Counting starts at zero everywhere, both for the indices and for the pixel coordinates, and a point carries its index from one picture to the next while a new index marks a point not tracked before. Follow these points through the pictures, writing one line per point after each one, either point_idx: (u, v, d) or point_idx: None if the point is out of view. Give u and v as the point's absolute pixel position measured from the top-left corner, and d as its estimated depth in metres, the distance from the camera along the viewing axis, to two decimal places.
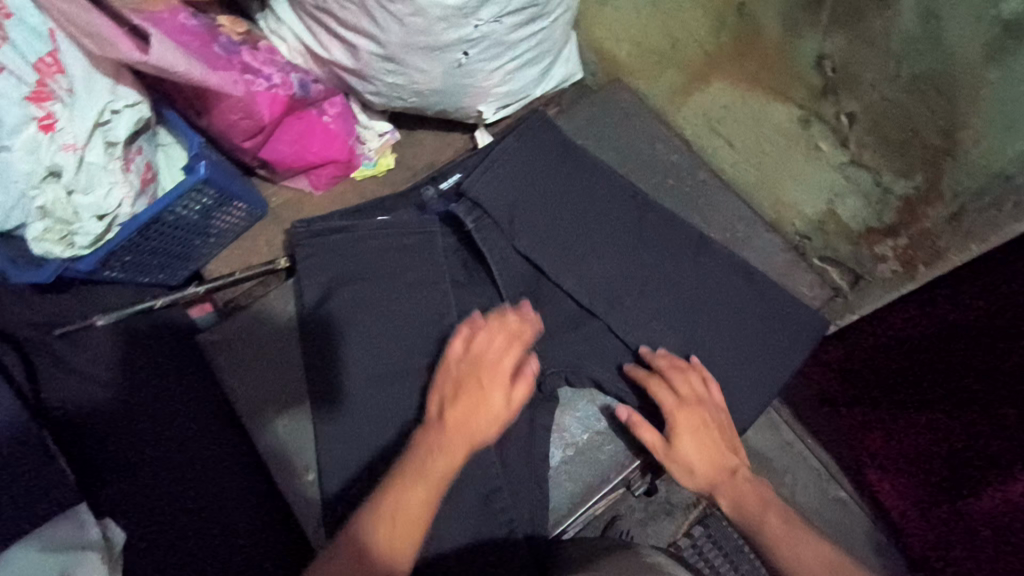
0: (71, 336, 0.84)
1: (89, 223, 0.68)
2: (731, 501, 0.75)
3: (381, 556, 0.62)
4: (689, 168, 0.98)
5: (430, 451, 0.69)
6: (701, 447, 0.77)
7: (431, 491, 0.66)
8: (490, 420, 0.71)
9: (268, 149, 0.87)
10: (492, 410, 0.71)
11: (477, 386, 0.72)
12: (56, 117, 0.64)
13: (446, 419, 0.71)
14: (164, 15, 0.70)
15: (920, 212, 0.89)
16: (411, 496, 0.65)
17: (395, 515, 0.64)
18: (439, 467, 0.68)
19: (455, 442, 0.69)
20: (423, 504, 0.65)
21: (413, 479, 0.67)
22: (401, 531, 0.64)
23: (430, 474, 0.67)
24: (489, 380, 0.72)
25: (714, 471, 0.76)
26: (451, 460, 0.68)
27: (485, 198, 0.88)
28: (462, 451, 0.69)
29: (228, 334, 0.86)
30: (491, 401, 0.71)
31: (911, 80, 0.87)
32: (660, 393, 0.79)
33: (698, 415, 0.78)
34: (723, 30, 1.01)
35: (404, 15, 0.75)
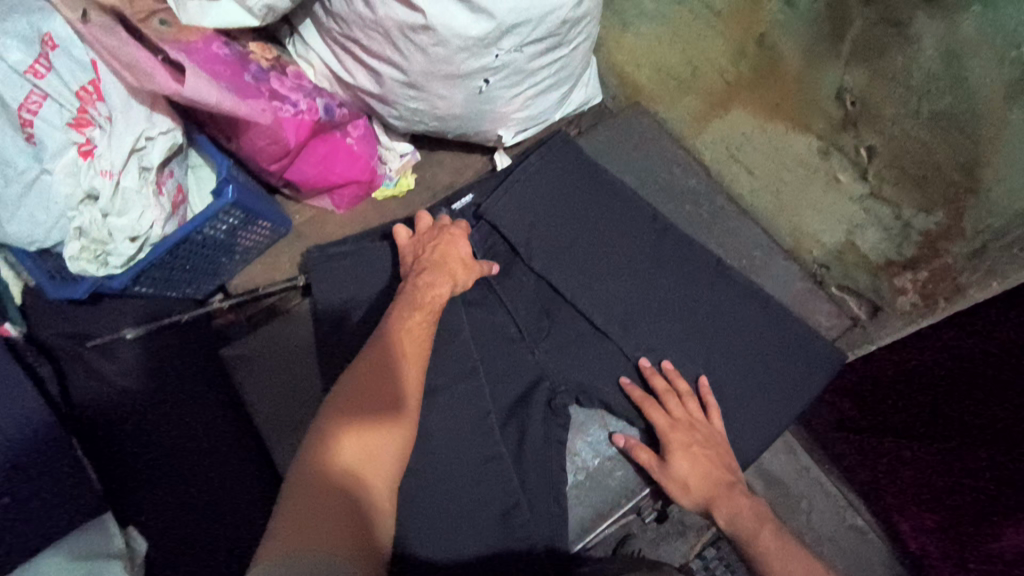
0: (103, 347, 0.86)
1: (123, 244, 0.71)
2: (725, 514, 0.75)
3: (397, 368, 0.67)
4: (706, 194, 0.97)
5: (415, 293, 0.76)
6: (694, 463, 0.78)
7: (425, 318, 0.74)
8: (465, 262, 0.83)
9: (293, 171, 0.89)
10: (465, 255, 0.83)
11: (449, 238, 0.83)
12: (95, 143, 0.68)
13: (427, 268, 0.79)
14: (199, 44, 0.72)
15: (942, 247, 0.92)
16: (409, 323, 0.72)
17: (401, 337, 0.71)
18: (428, 299, 0.76)
19: (441, 280, 0.79)
20: (421, 325, 0.73)
21: (406, 312, 0.74)
22: (409, 347, 0.70)
23: (422, 303, 0.75)
24: (454, 236, 0.83)
25: (712, 486, 0.77)
26: (436, 291, 0.77)
27: (502, 221, 0.90)
28: (448, 283, 0.79)
29: (251, 348, 0.89)
30: (463, 248, 0.83)
31: (932, 117, 0.94)
32: (654, 413, 0.81)
33: (693, 434, 0.80)
34: (744, 59, 1.01)
35: (427, 45, 0.77)
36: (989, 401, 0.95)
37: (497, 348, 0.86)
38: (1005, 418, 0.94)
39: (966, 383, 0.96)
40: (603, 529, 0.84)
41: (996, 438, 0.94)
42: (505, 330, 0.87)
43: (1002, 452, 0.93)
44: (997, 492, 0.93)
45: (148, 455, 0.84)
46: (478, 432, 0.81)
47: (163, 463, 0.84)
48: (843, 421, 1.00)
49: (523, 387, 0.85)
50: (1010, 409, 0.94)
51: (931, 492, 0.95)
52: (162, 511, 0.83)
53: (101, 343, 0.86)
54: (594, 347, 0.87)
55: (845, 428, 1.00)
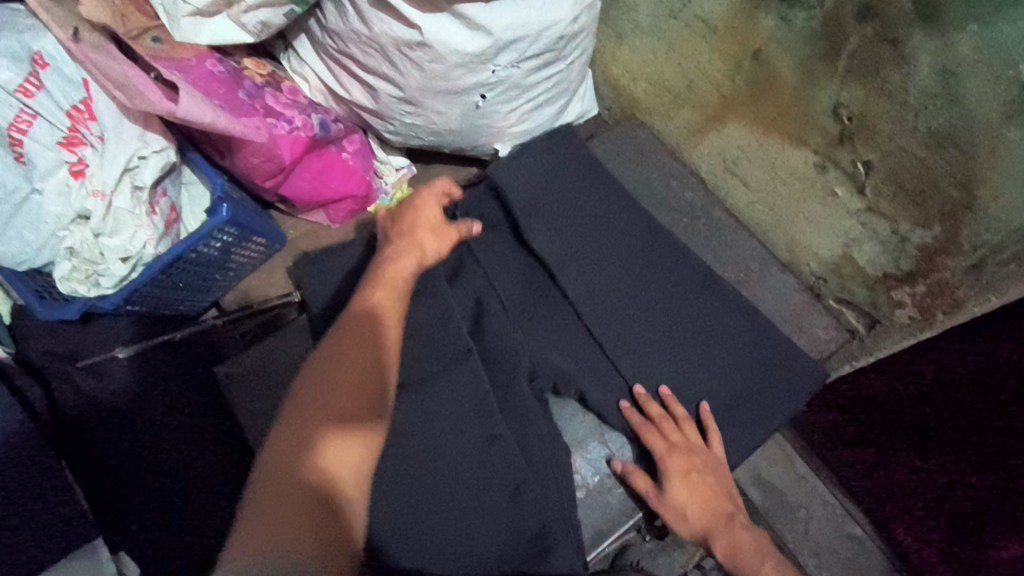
0: (94, 366, 0.87)
1: (114, 265, 0.70)
2: (724, 547, 0.77)
3: (361, 350, 0.64)
4: (702, 208, 0.99)
5: (381, 270, 0.73)
6: (692, 492, 0.78)
7: (395, 295, 0.71)
8: (433, 222, 0.78)
9: (288, 186, 0.88)
10: (433, 216, 0.79)
11: (419, 206, 0.79)
12: (87, 163, 0.66)
13: (393, 243, 0.76)
14: (192, 61, 0.72)
15: (940, 261, 0.86)
16: (376, 301, 0.70)
17: (371, 316, 0.68)
18: (397, 275, 0.73)
19: (413, 253, 0.75)
20: (391, 304, 0.70)
21: (373, 290, 0.71)
22: (378, 327, 0.67)
23: (391, 282, 0.72)
24: (423, 203, 0.79)
25: (711, 517, 0.78)
26: (398, 265, 0.74)
27: (511, 189, 0.92)
28: (414, 255, 0.75)
29: (245, 366, 0.86)
30: (430, 212, 0.79)
31: (929, 134, 0.83)
32: (652, 439, 0.81)
33: (692, 459, 0.80)
34: (738, 75, 0.96)
35: (424, 61, 0.77)
36: (983, 413, 0.96)
37: (496, 358, 0.84)
38: (999, 430, 0.95)
39: (960, 397, 0.97)
40: (605, 546, 0.83)
41: (992, 450, 0.95)
42: (505, 341, 0.85)
43: (998, 462, 0.94)
44: (992, 502, 0.94)
45: (136, 475, 0.84)
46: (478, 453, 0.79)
47: (152, 483, 0.85)
48: (842, 435, 0.98)
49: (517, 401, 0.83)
50: (995, 410, 0.96)
51: (929, 503, 0.95)
52: (153, 531, 0.83)
53: (91, 364, 0.86)
54: (588, 359, 0.87)
55: (842, 440, 0.98)
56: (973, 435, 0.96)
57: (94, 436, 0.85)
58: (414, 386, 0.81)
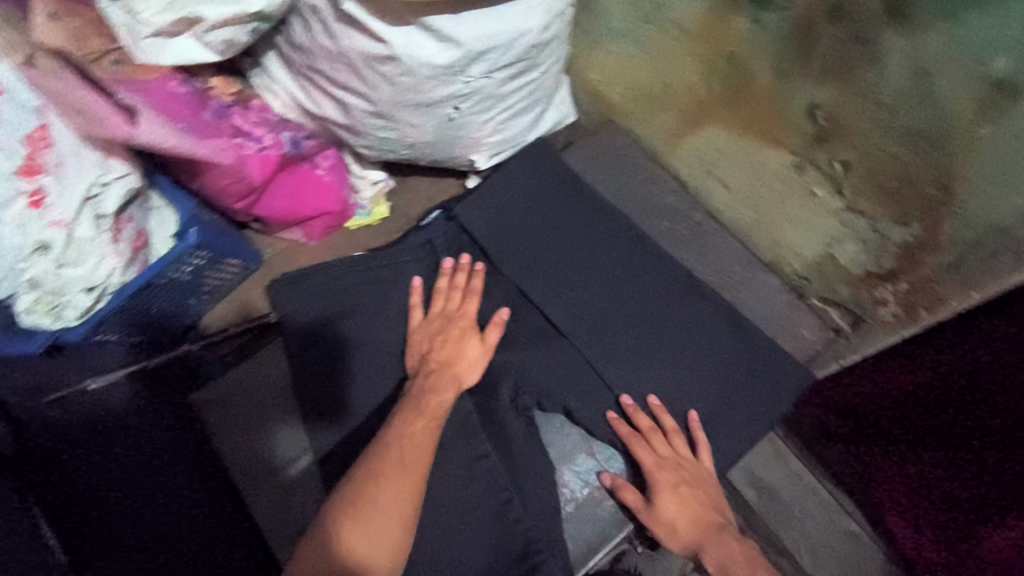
0: (61, 402, 0.80)
1: (79, 296, 0.67)
2: (716, 558, 0.78)
3: (395, 471, 0.72)
4: (685, 210, 0.99)
5: (422, 398, 0.80)
6: (680, 506, 0.79)
7: (429, 425, 0.78)
8: (472, 361, 0.84)
9: (262, 207, 0.87)
10: (472, 354, 0.85)
11: (458, 332, 0.86)
12: (45, 193, 0.62)
13: (434, 370, 0.83)
14: (155, 83, 0.70)
15: (920, 259, 0.83)
16: (412, 429, 0.76)
17: (406, 444, 0.75)
18: (433, 408, 0.79)
19: (450, 384, 0.82)
20: (426, 428, 0.77)
21: (411, 418, 0.77)
22: (409, 454, 0.74)
23: (430, 407, 0.79)
24: (463, 329, 0.86)
25: (699, 529, 0.79)
26: (441, 398, 0.80)
27: (474, 222, 0.94)
28: (452, 388, 0.82)
29: (223, 392, 0.85)
30: (470, 341, 0.85)
31: (907, 133, 0.78)
32: (640, 453, 0.82)
33: (680, 473, 0.81)
34: (714, 76, 0.94)
35: (394, 75, 0.76)
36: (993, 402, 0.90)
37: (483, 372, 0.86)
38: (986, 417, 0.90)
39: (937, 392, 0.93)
40: (597, 561, 0.82)
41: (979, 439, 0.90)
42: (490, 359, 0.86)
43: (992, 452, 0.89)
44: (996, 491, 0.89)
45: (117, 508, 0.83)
46: (465, 468, 0.80)
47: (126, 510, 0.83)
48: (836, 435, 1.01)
49: (500, 416, 0.83)
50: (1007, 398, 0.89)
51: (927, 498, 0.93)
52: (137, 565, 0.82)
53: (59, 398, 0.80)
54: (571, 371, 0.87)
55: (832, 437, 1.01)
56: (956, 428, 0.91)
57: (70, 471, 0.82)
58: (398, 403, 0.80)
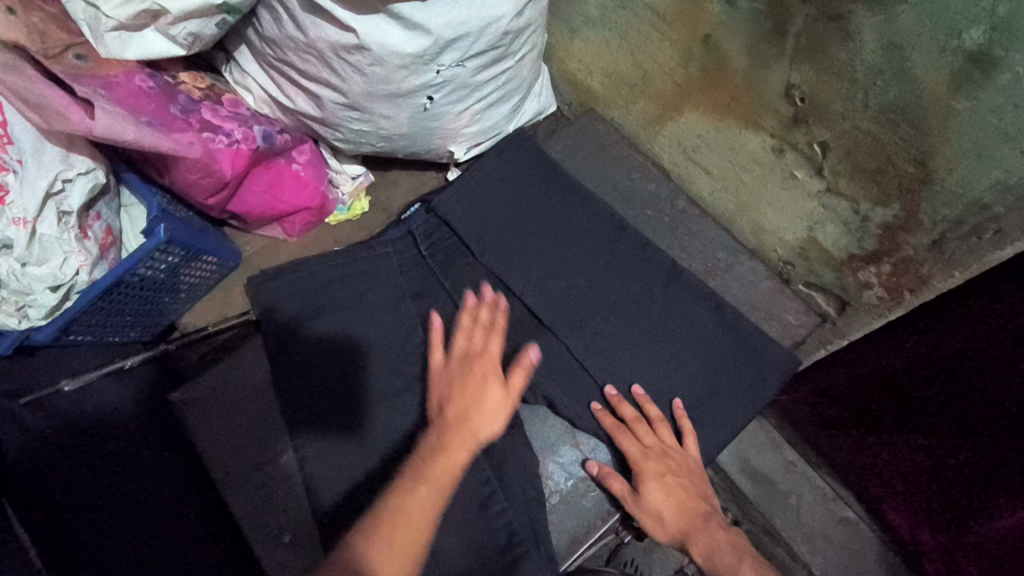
0: (39, 402, 0.75)
1: (44, 294, 0.66)
2: (702, 550, 0.76)
3: (384, 558, 0.65)
4: (667, 198, 1.01)
5: (431, 461, 0.71)
6: (667, 494, 0.78)
7: (437, 495, 0.70)
8: (493, 412, 0.74)
9: (236, 203, 0.86)
10: (495, 401, 0.75)
11: (479, 378, 0.76)
12: (7, 189, 0.62)
13: (450, 426, 0.74)
14: (120, 78, 0.69)
15: (901, 239, 0.81)
16: (414, 504, 0.69)
17: (410, 519, 0.68)
18: (444, 473, 0.71)
19: (466, 443, 0.73)
20: (427, 503, 0.69)
21: (416, 486, 0.70)
22: (404, 534, 0.67)
23: (436, 474, 0.71)
24: (486, 374, 0.76)
25: (685, 518, 0.78)
26: (452, 460, 0.72)
27: (451, 214, 0.92)
28: (468, 449, 0.73)
29: (200, 391, 0.85)
30: (493, 389, 0.75)
31: (879, 111, 0.75)
32: (625, 442, 0.81)
33: (666, 462, 0.79)
34: (691, 61, 0.91)
35: (364, 65, 0.74)
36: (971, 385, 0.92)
37: None
38: (994, 396, 0.91)
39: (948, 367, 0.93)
40: (579, 553, 0.82)
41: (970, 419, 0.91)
42: None
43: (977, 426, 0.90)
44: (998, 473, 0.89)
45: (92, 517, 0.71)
46: None
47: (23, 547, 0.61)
48: (825, 420, 0.99)
49: None
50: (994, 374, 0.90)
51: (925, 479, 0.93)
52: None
53: (36, 399, 0.75)
54: (554, 362, 0.86)
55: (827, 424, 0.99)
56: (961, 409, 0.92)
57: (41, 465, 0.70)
58: (388, 398, 0.84)
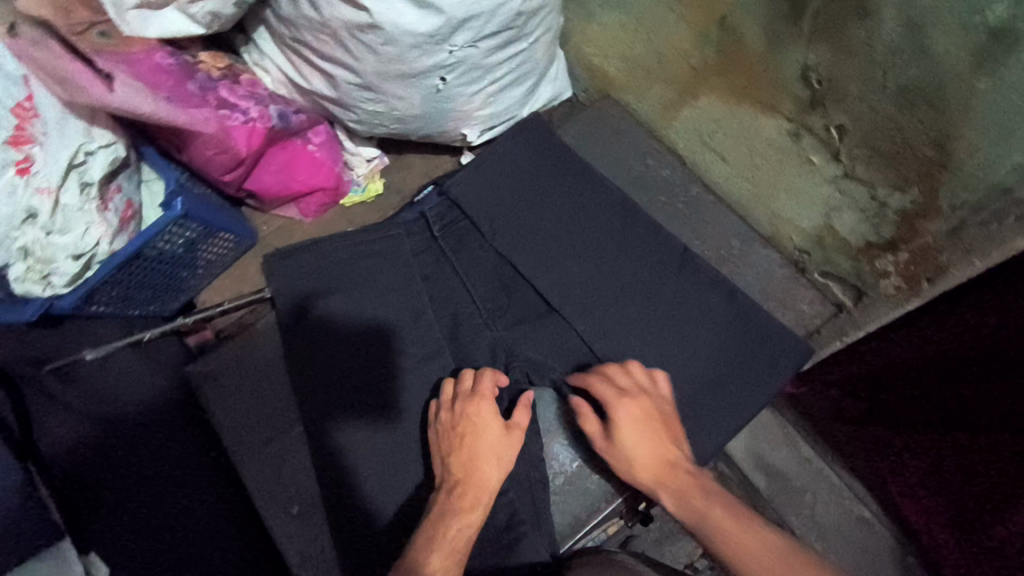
0: (63, 370, 0.81)
1: (67, 263, 0.69)
2: (673, 495, 0.73)
3: None
4: (681, 185, 0.97)
5: (441, 526, 0.70)
6: (639, 438, 0.75)
7: (454, 559, 0.68)
8: (498, 454, 0.76)
9: (253, 180, 0.88)
10: (495, 445, 0.76)
11: (474, 424, 0.76)
12: (33, 160, 0.63)
13: (460, 485, 0.73)
14: (140, 55, 0.71)
15: (919, 227, 0.82)
16: (431, 568, 0.66)
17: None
18: (459, 538, 0.70)
19: (478, 501, 0.73)
20: (445, 567, 0.67)
21: (428, 556, 0.67)
22: None
23: (450, 536, 0.69)
24: (484, 417, 0.77)
25: (657, 464, 0.74)
26: (466, 520, 0.71)
27: (463, 198, 0.93)
28: (480, 505, 0.73)
29: (215, 364, 0.87)
30: (493, 432, 0.77)
31: (900, 91, 0.77)
32: (601, 386, 0.79)
33: (641, 406, 0.77)
34: (707, 44, 0.95)
35: (377, 44, 0.75)
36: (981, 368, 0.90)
37: (471, 351, 0.87)
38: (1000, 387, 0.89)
39: (963, 364, 0.90)
40: (584, 533, 0.82)
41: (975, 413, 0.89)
42: (479, 337, 0.87)
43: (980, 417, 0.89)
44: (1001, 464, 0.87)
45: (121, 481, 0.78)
46: None
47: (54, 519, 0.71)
48: (842, 416, 0.97)
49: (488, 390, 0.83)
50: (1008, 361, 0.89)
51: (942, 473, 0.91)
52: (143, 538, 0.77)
53: (61, 366, 0.81)
54: (560, 345, 0.87)
55: (845, 420, 0.97)
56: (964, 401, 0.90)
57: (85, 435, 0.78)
58: (395, 377, 0.85)
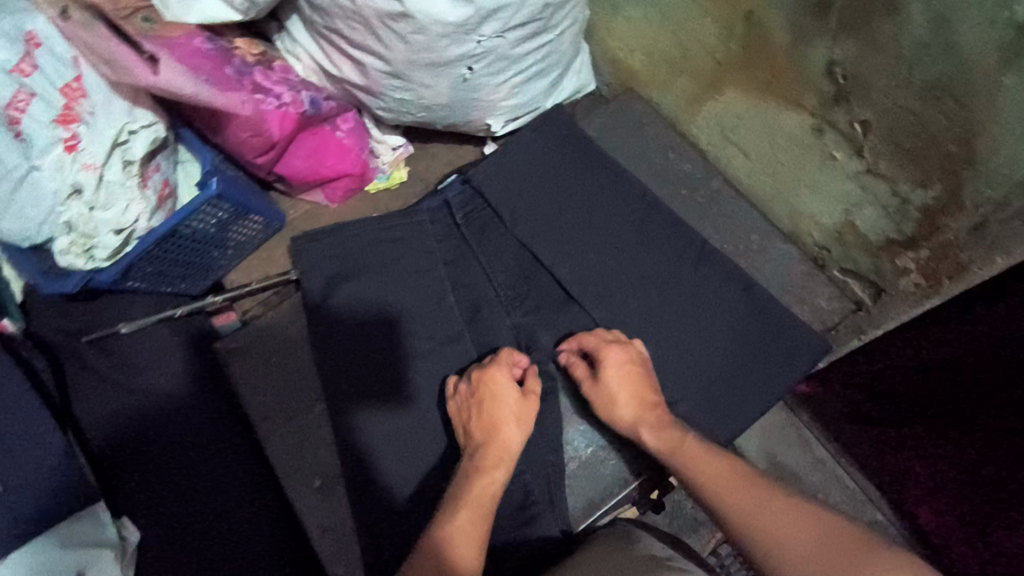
0: (100, 342, 0.87)
1: (108, 237, 0.72)
2: (652, 432, 0.76)
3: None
4: (702, 178, 0.99)
5: (466, 486, 0.73)
6: (625, 379, 0.79)
7: (479, 512, 0.71)
8: (516, 418, 0.79)
9: (283, 165, 0.90)
10: (512, 407, 0.79)
11: (489, 391, 0.79)
12: (79, 138, 0.68)
13: (481, 448, 0.76)
14: (180, 39, 0.73)
15: (941, 225, 0.80)
16: (458, 521, 0.70)
17: (456, 542, 0.68)
18: (483, 497, 0.72)
19: (500, 461, 0.76)
20: (471, 520, 0.70)
21: (455, 512, 0.70)
22: (457, 550, 0.67)
23: (472, 494, 0.72)
24: (497, 384, 0.79)
25: (639, 403, 0.79)
26: (490, 480, 0.74)
27: (486, 187, 0.94)
28: (501, 465, 0.75)
29: (244, 342, 0.90)
30: (510, 396, 0.79)
31: (924, 87, 0.75)
32: (590, 337, 0.84)
33: (627, 352, 0.82)
34: (732, 39, 0.92)
35: (407, 33, 0.77)
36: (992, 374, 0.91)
37: (491, 336, 0.89)
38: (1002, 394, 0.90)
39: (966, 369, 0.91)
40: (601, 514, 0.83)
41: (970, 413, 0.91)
42: (499, 323, 0.89)
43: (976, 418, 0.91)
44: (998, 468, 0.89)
45: (156, 452, 0.84)
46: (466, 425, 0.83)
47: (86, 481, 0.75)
48: (856, 413, 0.97)
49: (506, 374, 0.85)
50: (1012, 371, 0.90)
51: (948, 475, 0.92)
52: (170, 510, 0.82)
53: (97, 338, 0.87)
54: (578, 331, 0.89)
55: (861, 420, 0.96)
56: (958, 398, 0.92)
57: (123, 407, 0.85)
58: (416, 359, 0.87)
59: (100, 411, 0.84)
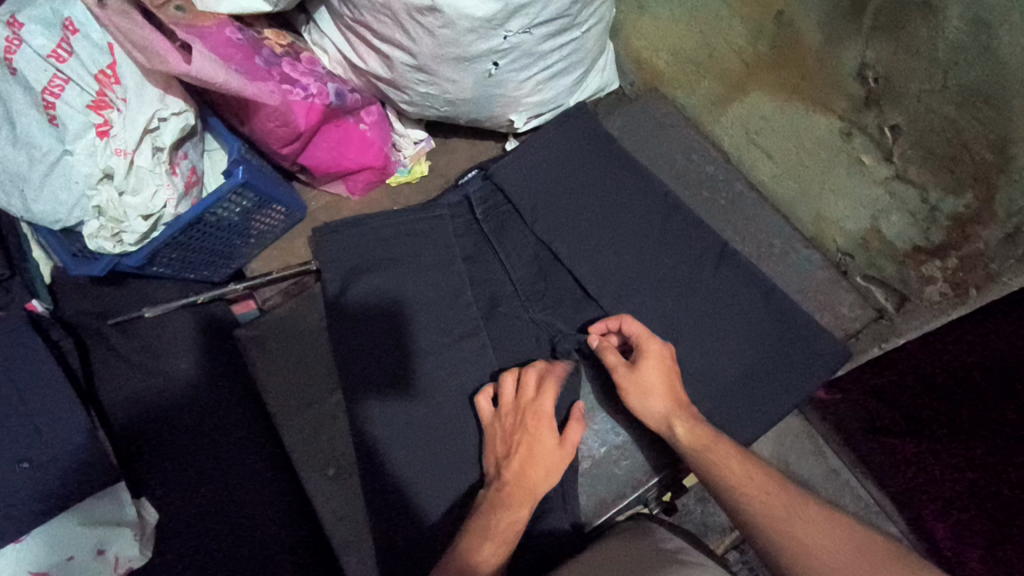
0: (123, 325, 0.88)
1: (136, 222, 0.73)
2: (686, 428, 0.74)
3: None
4: (724, 181, 0.95)
5: (490, 518, 0.71)
6: (663, 373, 0.77)
7: (500, 547, 0.69)
8: (550, 465, 0.75)
9: (307, 156, 0.92)
10: (550, 454, 0.75)
11: (529, 435, 0.76)
12: (112, 124, 0.70)
13: (509, 484, 0.73)
14: (211, 28, 0.73)
15: (972, 233, 0.85)
16: (480, 556, 0.68)
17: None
18: (505, 532, 0.70)
19: (526, 498, 0.73)
20: (491, 555, 0.68)
21: (478, 546, 0.69)
22: None
23: (496, 529, 0.70)
24: (537, 427, 0.76)
25: (673, 397, 0.76)
26: (514, 517, 0.71)
27: (507, 183, 0.94)
28: (528, 504, 0.72)
29: (265, 330, 0.91)
30: (547, 442, 0.76)
31: (958, 91, 0.86)
32: (630, 322, 0.81)
33: (668, 347, 0.79)
34: (761, 39, 0.98)
35: (435, 27, 0.77)
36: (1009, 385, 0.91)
37: (508, 331, 0.89)
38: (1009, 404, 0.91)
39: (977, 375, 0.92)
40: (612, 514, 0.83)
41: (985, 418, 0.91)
42: (517, 318, 0.90)
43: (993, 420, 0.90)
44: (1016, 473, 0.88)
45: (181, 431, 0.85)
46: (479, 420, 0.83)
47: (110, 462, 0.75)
48: (872, 423, 0.94)
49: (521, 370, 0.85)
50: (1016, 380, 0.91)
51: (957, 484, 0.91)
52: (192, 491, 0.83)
53: (122, 322, 0.88)
54: None
55: (878, 430, 0.93)
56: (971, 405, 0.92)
57: (146, 389, 0.85)
58: (432, 353, 0.87)
59: (121, 391, 0.84)
